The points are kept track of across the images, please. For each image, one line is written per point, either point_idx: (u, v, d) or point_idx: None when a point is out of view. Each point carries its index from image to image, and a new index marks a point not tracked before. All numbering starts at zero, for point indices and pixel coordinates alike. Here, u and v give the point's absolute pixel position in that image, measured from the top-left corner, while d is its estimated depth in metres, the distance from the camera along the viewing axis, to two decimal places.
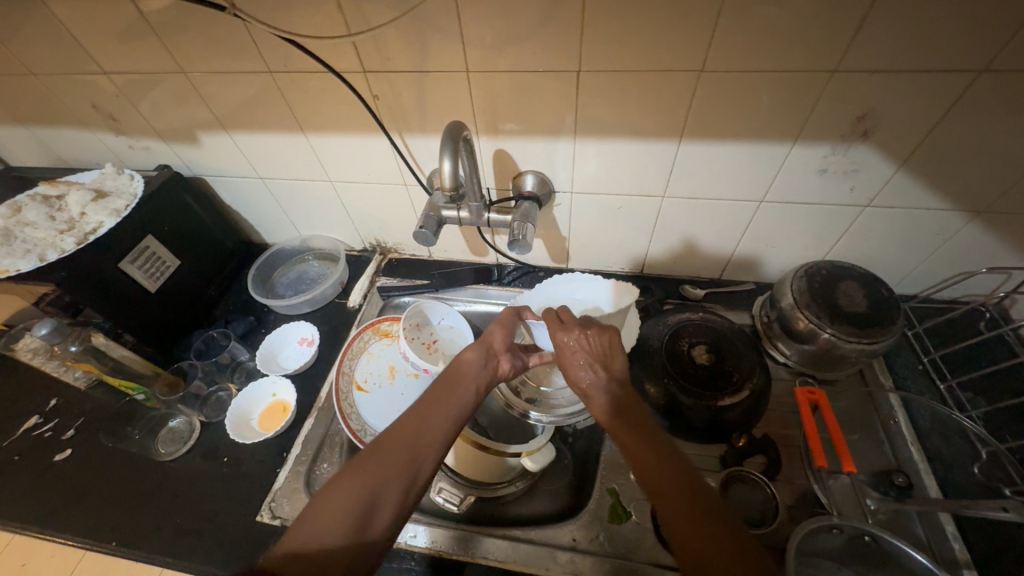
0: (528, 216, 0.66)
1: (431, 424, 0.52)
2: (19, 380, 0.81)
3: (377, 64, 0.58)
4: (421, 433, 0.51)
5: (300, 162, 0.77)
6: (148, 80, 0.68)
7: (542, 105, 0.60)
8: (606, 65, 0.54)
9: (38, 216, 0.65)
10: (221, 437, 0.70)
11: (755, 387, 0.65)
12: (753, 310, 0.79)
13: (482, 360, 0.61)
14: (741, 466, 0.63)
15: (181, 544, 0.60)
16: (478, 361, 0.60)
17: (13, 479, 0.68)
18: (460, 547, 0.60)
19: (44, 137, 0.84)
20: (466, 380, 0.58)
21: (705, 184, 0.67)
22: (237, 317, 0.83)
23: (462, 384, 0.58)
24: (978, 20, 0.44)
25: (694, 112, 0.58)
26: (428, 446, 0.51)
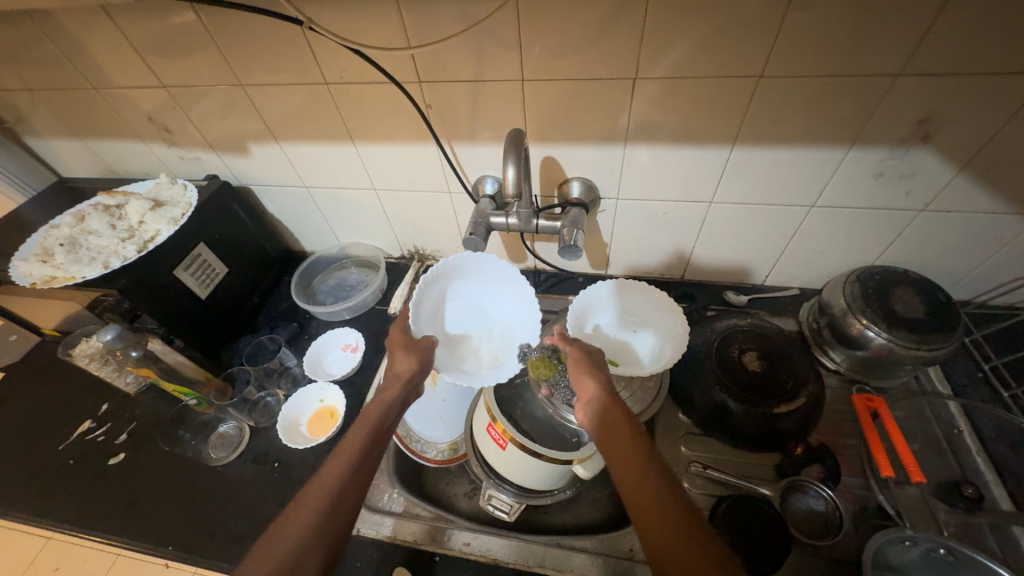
0: (577, 222, 0.66)
1: (340, 476, 0.47)
2: (73, 385, 0.83)
3: (433, 75, 0.60)
4: (339, 489, 0.46)
5: (347, 171, 0.78)
6: (205, 93, 0.70)
7: (594, 112, 0.60)
8: (663, 72, 0.54)
9: (101, 224, 0.68)
10: (270, 443, 0.70)
11: (810, 395, 0.64)
12: (801, 316, 0.78)
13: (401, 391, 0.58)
14: (799, 476, 0.62)
15: (238, 549, 0.60)
16: (398, 399, 0.57)
17: (70, 482, 0.70)
18: (433, 539, 0.64)
19: (98, 149, 0.86)
20: (375, 424, 0.53)
21: (756, 189, 0.66)
22: (281, 324, 0.84)
23: (379, 426, 0.53)
24: None
25: (748, 117, 0.58)
26: (345, 501, 0.46)
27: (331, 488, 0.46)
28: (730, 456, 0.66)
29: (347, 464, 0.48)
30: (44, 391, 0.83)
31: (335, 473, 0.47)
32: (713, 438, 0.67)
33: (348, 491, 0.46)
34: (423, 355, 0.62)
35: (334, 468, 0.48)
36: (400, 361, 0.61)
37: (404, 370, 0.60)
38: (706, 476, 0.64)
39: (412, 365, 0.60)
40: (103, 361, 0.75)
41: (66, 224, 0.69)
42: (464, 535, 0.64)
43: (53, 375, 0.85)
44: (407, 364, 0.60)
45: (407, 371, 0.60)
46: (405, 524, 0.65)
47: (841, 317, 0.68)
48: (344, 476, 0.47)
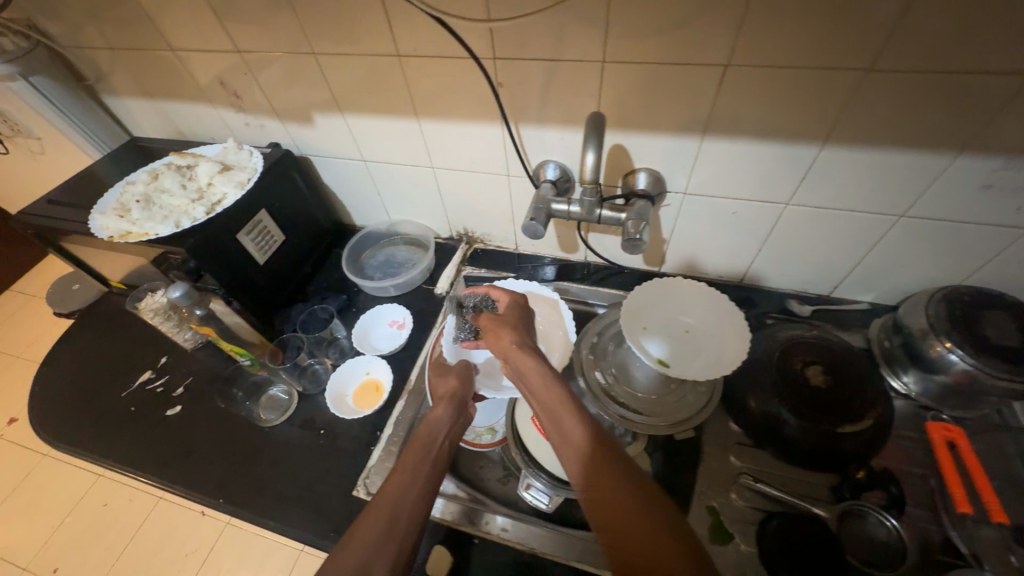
0: (643, 215, 0.64)
1: (397, 490, 0.50)
2: (136, 336, 0.87)
3: (510, 51, 0.58)
4: (396, 507, 0.48)
5: (406, 146, 0.78)
6: (276, 60, 0.70)
7: (675, 100, 0.57)
8: (759, 58, 0.51)
9: (173, 183, 0.70)
10: (316, 410, 0.72)
11: (879, 418, 0.60)
12: (871, 333, 0.73)
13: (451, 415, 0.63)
14: (859, 500, 0.58)
15: (283, 508, 0.62)
16: (449, 418, 0.62)
17: (130, 428, 0.73)
18: (465, 519, 0.65)
19: (169, 111, 0.89)
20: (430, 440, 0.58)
21: (840, 193, 0.62)
22: (331, 295, 0.86)
23: (430, 447, 0.57)
24: None
25: (845, 114, 0.53)
26: (404, 515, 0.48)
27: (393, 502, 0.49)
28: (784, 472, 0.63)
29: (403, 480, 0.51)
30: (109, 340, 0.87)
31: (395, 489, 0.50)
32: (766, 451, 0.64)
33: (408, 508, 0.49)
34: (462, 376, 0.69)
35: (392, 485, 0.51)
36: (440, 386, 0.67)
37: (445, 392, 0.66)
38: (756, 490, 0.61)
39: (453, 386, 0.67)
40: (166, 317, 0.77)
41: (142, 181, 0.72)
42: (496, 520, 0.64)
43: (119, 326, 0.89)
44: (447, 386, 0.67)
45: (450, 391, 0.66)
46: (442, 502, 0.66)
47: (920, 337, 0.63)
48: (402, 491, 0.50)
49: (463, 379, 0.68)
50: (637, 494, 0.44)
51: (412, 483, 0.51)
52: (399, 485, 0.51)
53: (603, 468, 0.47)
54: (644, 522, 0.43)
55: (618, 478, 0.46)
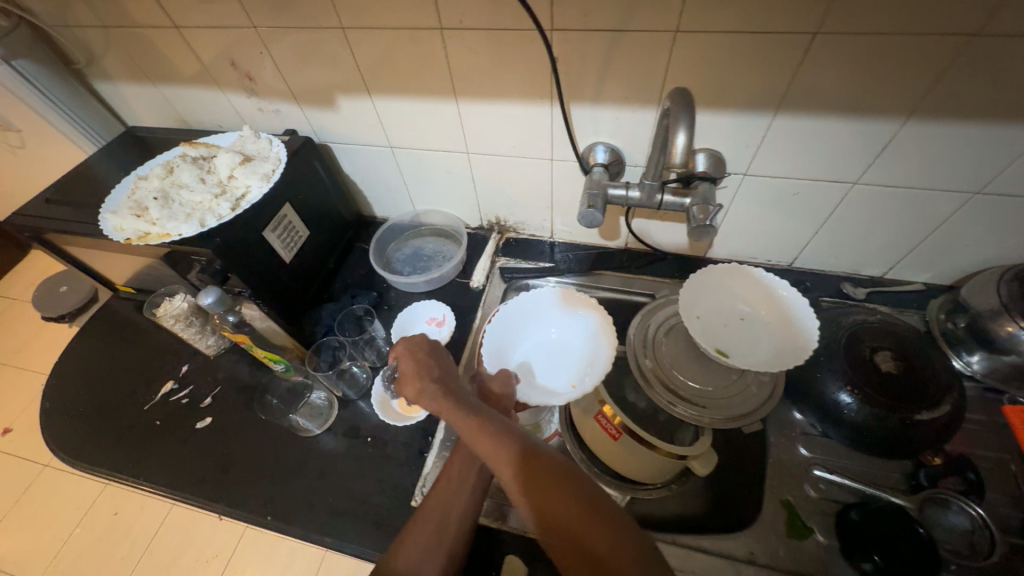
0: (709, 199, 0.60)
1: (442, 504, 0.50)
2: (150, 344, 0.81)
3: (571, 22, 0.52)
4: (441, 524, 0.49)
5: (440, 130, 0.72)
6: (298, 36, 0.63)
7: (752, 73, 0.53)
8: (854, 25, 0.46)
9: (192, 178, 0.64)
10: (360, 416, 0.68)
11: (956, 402, 0.58)
12: (928, 313, 0.71)
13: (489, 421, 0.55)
14: (936, 488, 0.58)
15: (339, 523, 0.59)
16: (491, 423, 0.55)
17: (158, 444, 0.68)
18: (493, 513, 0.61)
19: (171, 97, 0.81)
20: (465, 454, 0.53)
21: (915, 171, 0.59)
22: (361, 293, 0.80)
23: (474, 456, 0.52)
24: None
25: (938, 85, 0.49)
26: (452, 529, 0.49)
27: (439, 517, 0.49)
28: (855, 461, 0.62)
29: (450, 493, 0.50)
30: (121, 349, 0.81)
31: (438, 502, 0.50)
32: (835, 441, 0.63)
33: (455, 521, 0.49)
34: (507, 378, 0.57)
35: (436, 497, 0.51)
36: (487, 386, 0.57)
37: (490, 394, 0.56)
38: (830, 482, 0.60)
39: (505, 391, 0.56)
40: (188, 323, 0.72)
41: (155, 175, 0.65)
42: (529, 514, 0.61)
43: (130, 333, 0.83)
44: (494, 388, 0.56)
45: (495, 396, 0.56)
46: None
47: (988, 317, 0.61)
48: (447, 505, 0.50)
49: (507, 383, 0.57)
50: (564, 491, 0.40)
51: (457, 498, 0.50)
52: (443, 499, 0.50)
53: (536, 487, 0.41)
54: (590, 527, 0.39)
55: (559, 489, 0.41)
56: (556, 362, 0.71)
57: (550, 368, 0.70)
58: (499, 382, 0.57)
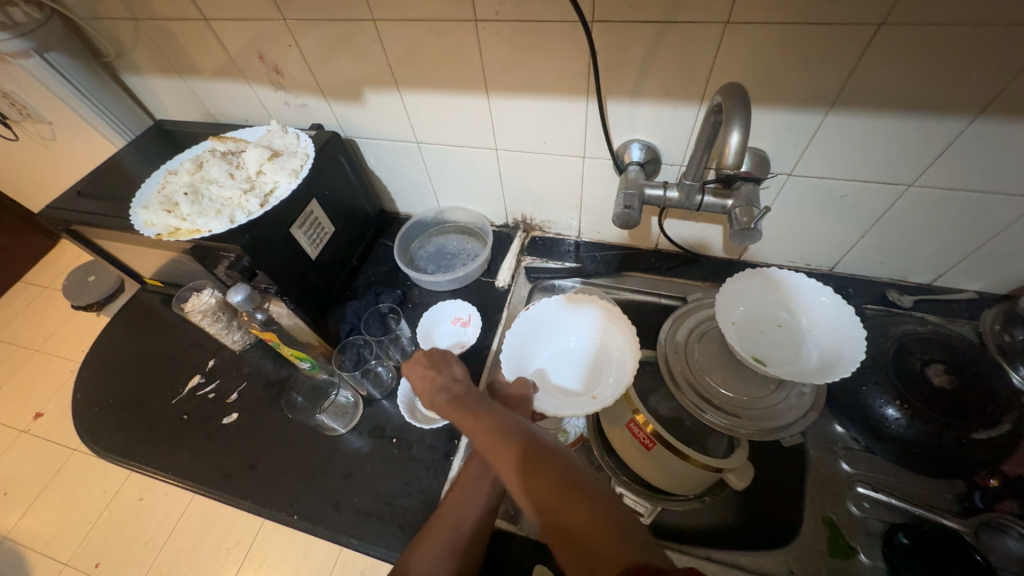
0: (753, 200, 0.57)
1: (455, 516, 0.50)
2: (178, 337, 0.81)
3: (613, 14, 0.50)
4: (453, 536, 0.49)
5: (469, 126, 0.70)
6: (327, 28, 0.62)
7: (806, 68, 0.50)
8: (925, 16, 0.43)
9: (221, 173, 0.63)
10: (385, 417, 0.67)
11: (1016, 421, 0.54)
12: (981, 324, 0.67)
13: None
14: (991, 511, 0.54)
15: (365, 525, 0.58)
16: None
17: (186, 438, 0.69)
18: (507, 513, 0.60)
19: (199, 91, 0.81)
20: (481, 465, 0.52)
21: (978, 173, 0.55)
22: (386, 290, 0.80)
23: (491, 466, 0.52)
24: None
25: (1017, 80, 0.45)
26: (462, 543, 0.48)
27: (452, 528, 0.49)
28: (901, 478, 0.59)
29: (463, 503, 0.50)
30: (149, 342, 0.82)
31: (452, 513, 0.50)
32: (879, 457, 0.60)
33: (466, 533, 0.49)
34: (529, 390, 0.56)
35: (450, 506, 0.51)
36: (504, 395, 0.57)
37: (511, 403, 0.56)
38: (875, 500, 0.57)
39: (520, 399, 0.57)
40: (215, 318, 0.72)
41: (185, 170, 0.64)
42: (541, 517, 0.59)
43: (158, 326, 0.84)
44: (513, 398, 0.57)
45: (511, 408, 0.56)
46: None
47: None
48: (460, 516, 0.50)
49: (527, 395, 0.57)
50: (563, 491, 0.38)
51: (471, 509, 0.50)
52: (457, 508, 0.50)
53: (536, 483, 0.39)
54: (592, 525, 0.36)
55: (558, 488, 0.38)
56: (576, 371, 0.67)
57: (570, 378, 0.67)
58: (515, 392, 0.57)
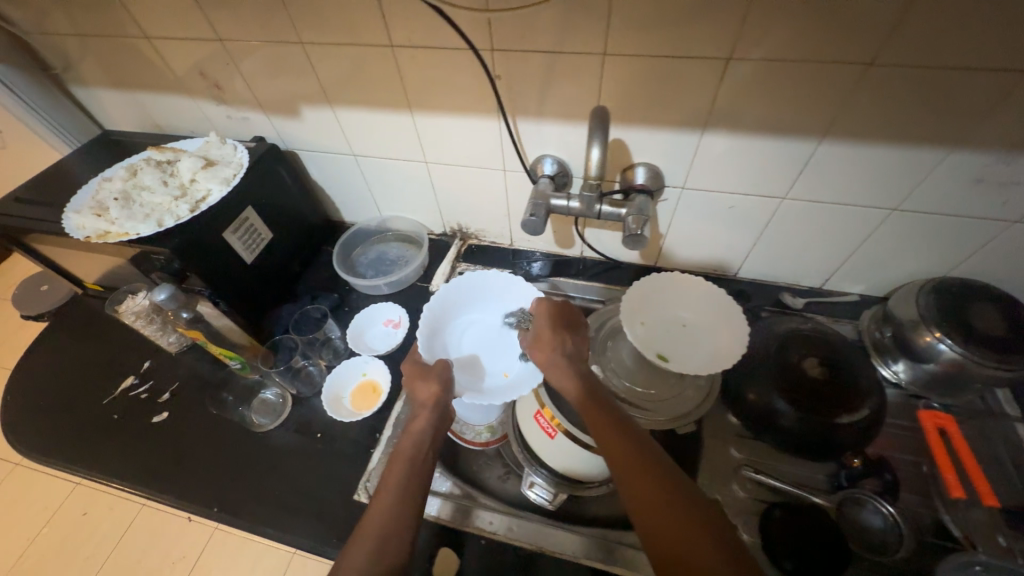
0: (643, 211, 0.63)
1: (383, 515, 0.48)
2: (115, 340, 0.83)
3: (508, 43, 0.56)
4: (382, 537, 0.46)
5: (398, 140, 0.75)
6: (260, 49, 0.67)
7: (677, 94, 0.57)
8: (762, 52, 0.50)
9: (154, 180, 0.67)
10: (313, 413, 0.70)
11: (874, 407, 0.61)
12: (861, 323, 0.75)
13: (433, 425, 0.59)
14: (856, 488, 0.60)
15: (283, 516, 0.60)
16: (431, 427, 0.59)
17: (115, 437, 0.70)
18: (457, 517, 0.65)
19: (144, 103, 0.85)
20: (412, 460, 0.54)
21: (837, 187, 0.62)
22: (323, 294, 0.83)
23: (417, 459, 0.55)
24: None
25: (846, 108, 0.53)
26: (391, 546, 0.45)
27: (380, 531, 0.47)
28: (781, 461, 0.65)
29: (389, 503, 0.49)
30: (86, 345, 0.83)
31: (380, 516, 0.48)
32: (763, 443, 0.65)
33: (394, 534, 0.46)
34: (442, 379, 0.64)
35: (378, 509, 0.49)
36: (421, 390, 0.62)
37: (429, 398, 0.62)
38: (757, 482, 0.62)
39: (433, 391, 0.62)
40: (148, 320, 0.74)
41: (119, 178, 0.68)
42: (485, 514, 0.65)
43: (96, 329, 0.85)
44: (429, 391, 0.62)
45: (429, 398, 0.62)
46: (433, 502, 0.66)
47: (910, 328, 0.65)
48: (388, 517, 0.48)
49: (444, 382, 0.64)
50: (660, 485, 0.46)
51: (398, 505, 0.49)
52: (385, 508, 0.49)
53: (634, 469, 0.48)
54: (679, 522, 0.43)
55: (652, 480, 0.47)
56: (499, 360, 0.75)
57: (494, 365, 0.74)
58: (433, 377, 0.63)
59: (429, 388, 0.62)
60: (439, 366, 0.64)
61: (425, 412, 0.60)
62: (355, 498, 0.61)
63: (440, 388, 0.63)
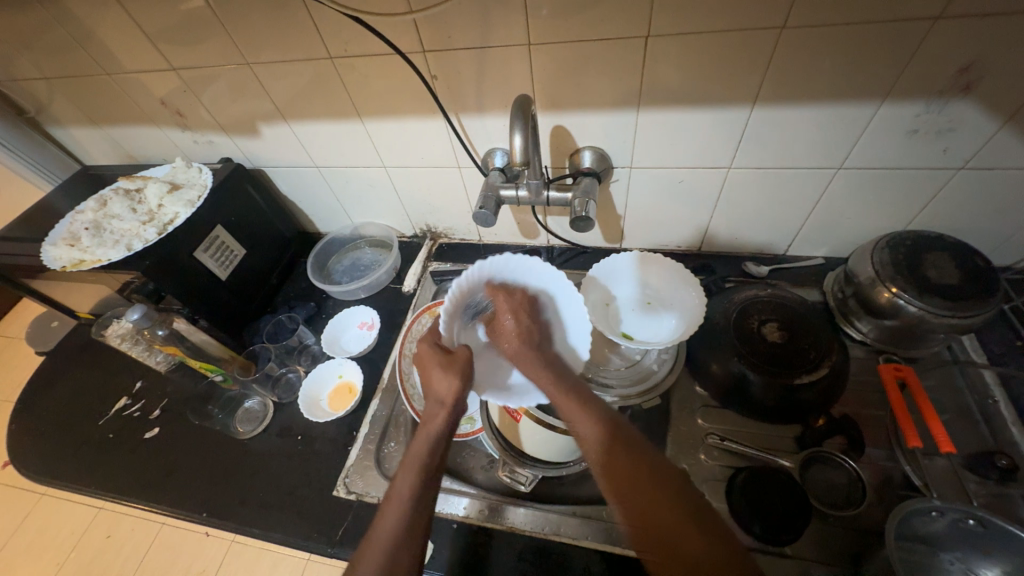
0: (589, 193, 0.65)
1: (390, 533, 0.43)
2: (112, 364, 0.88)
3: (438, 43, 0.58)
4: (392, 554, 0.42)
5: (355, 148, 0.78)
6: (212, 75, 0.70)
7: (606, 76, 0.58)
8: (678, 26, 0.51)
9: (123, 209, 0.71)
10: (293, 418, 0.73)
11: (834, 366, 0.61)
12: (825, 286, 0.75)
13: (448, 422, 0.53)
14: (821, 447, 0.61)
15: (266, 516, 0.63)
16: (442, 429, 0.52)
17: (110, 454, 0.74)
18: (477, 513, 0.63)
19: (117, 136, 0.89)
20: (420, 471, 0.48)
21: (778, 152, 0.63)
22: (299, 303, 0.87)
23: (427, 462, 0.49)
24: None
25: (768, 74, 0.54)
26: (402, 562, 0.42)
27: (388, 547, 0.43)
28: (750, 427, 0.65)
29: (399, 516, 0.45)
30: (83, 372, 0.88)
31: (386, 534, 0.44)
32: (732, 411, 0.66)
33: (403, 548, 0.43)
34: (464, 371, 0.55)
35: (387, 520, 0.45)
36: (441, 384, 0.54)
37: (448, 395, 0.53)
38: (723, 448, 0.63)
39: (454, 388, 0.54)
40: (134, 342, 0.78)
41: (91, 209, 0.73)
42: (452, 499, 0.65)
43: (93, 356, 0.90)
44: (448, 386, 0.54)
45: (450, 395, 0.53)
46: (450, 502, 0.64)
47: (868, 286, 0.64)
48: (398, 529, 0.44)
49: (464, 374, 0.55)
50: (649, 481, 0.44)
51: (406, 521, 0.44)
52: (398, 516, 0.45)
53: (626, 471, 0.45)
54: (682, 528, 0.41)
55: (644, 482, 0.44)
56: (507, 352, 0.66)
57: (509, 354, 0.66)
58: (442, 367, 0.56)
59: (450, 382, 0.54)
60: (461, 357, 0.56)
61: (444, 411, 0.53)
62: (333, 494, 0.63)
63: (461, 383, 0.54)
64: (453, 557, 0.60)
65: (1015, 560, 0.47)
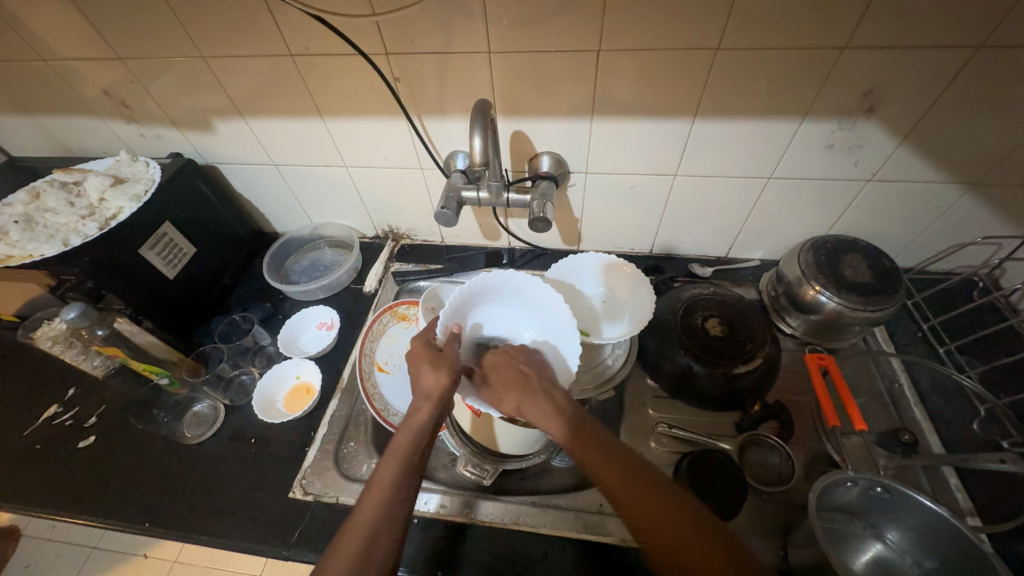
0: (547, 195, 0.69)
1: (370, 520, 0.44)
2: (39, 371, 0.81)
3: (401, 46, 0.60)
4: (371, 536, 0.43)
5: (314, 146, 0.77)
6: (163, 67, 0.67)
7: (562, 85, 0.61)
8: (626, 43, 0.55)
9: (59, 202, 0.67)
10: (247, 420, 0.71)
11: (768, 356, 0.66)
12: (760, 285, 0.82)
13: (436, 416, 0.53)
14: (755, 431, 0.66)
15: (215, 522, 0.61)
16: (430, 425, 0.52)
17: (36, 467, 0.69)
18: (442, 508, 0.64)
19: (49, 126, 0.83)
20: (403, 461, 0.48)
21: (717, 162, 0.69)
22: (254, 305, 0.85)
23: (414, 453, 0.50)
24: (973, 6, 0.47)
25: (707, 91, 0.59)
26: (380, 547, 0.42)
27: (365, 534, 0.43)
28: (695, 417, 0.70)
29: (380, 507, 0.45)
30: (5, 381, 0.81)
31: (367, 519, 0.44)
32: (680, 401, 0.71)
33: (381, 539, 0.43)
34: (454, 367, 0.56)
35: (365, 510, 0.45)
36: (428, 378, 0.55)
37: (435, 389, 0.54)
38: (671, 435, 0.68)
39: (442, 382, 0.55)
40: (67, 344, 0.73)
41: (19, 201, 0.67)
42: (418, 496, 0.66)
43: (17, 364, 0.83)
44: (437, 381, 0.55)
45: (438, 389, 0.54)
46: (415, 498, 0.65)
47: (796, 285, 0.71)
48: (377, 519, 0.44)
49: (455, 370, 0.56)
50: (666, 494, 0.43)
51: (388, 507, 0.45)
52: (375, 509, 0.45)
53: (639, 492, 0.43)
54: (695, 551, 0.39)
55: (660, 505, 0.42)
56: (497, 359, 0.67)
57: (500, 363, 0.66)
58: (425, 363, 0.57)
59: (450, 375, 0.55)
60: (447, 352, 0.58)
61: (429, 405, 0.53)
62: (289, 495, 0.62)
63: (450, 379, 0.55)
64: (412, 553, 0.60)
65: (917, 522, 0.53)
